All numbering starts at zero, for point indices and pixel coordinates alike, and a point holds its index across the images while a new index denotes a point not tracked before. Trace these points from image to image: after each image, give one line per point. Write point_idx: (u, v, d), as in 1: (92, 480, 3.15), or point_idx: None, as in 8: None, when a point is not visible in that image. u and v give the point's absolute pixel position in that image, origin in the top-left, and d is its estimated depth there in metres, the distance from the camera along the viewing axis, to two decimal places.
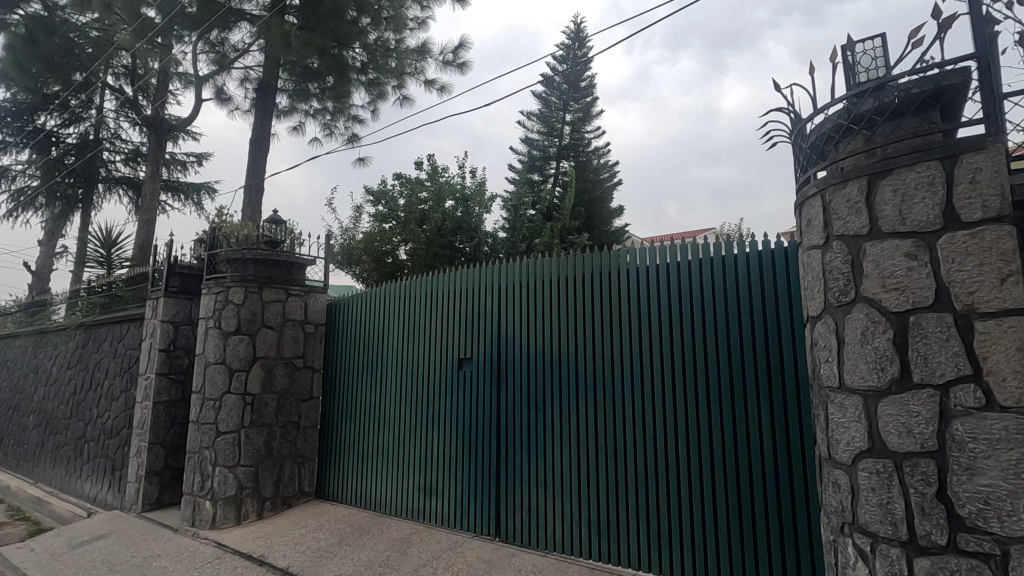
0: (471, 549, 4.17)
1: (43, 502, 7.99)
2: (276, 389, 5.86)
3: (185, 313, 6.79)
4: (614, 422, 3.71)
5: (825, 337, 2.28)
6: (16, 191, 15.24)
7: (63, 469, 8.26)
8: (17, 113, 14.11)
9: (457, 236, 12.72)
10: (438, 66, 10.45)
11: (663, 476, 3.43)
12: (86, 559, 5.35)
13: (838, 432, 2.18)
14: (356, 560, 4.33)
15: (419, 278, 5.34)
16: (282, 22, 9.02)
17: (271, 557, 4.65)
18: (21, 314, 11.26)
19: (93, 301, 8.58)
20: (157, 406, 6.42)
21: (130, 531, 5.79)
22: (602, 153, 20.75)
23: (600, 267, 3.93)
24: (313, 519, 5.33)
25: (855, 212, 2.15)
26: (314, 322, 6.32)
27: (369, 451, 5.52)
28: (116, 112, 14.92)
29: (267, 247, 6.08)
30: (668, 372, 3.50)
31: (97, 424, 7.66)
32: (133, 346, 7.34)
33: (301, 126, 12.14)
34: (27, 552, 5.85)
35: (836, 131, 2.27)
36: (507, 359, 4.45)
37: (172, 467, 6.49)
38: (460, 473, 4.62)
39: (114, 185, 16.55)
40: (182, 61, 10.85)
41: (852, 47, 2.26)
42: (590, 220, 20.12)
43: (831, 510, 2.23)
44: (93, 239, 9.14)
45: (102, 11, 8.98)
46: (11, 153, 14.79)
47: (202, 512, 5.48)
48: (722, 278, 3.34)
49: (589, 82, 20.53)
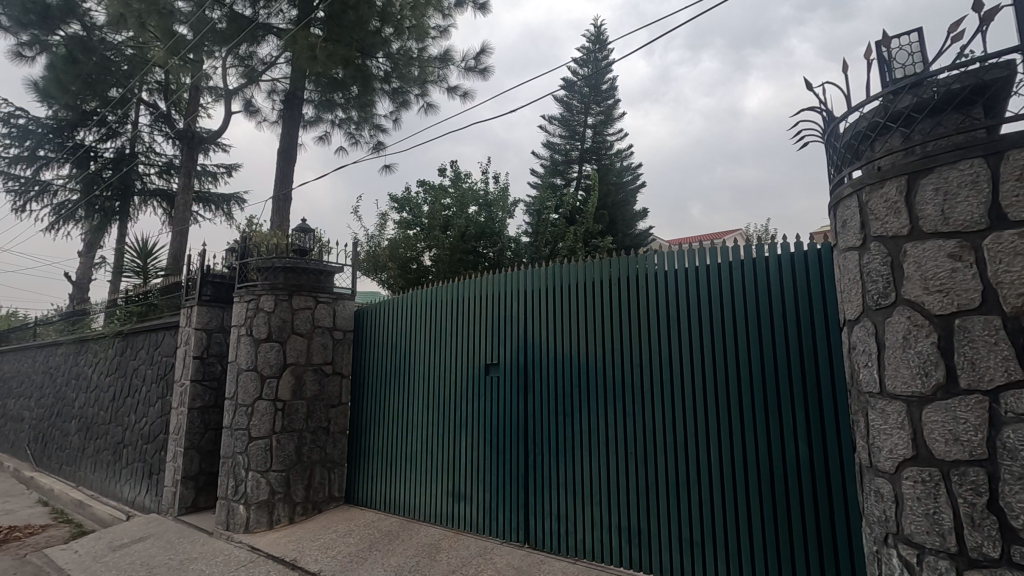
0: (500, 555, 4.17)
1: (84, 505, 8.26)
2: (306, 395, 5.95)
3: (217, 321, 6.96)
4: (642, 426, 3.68)
5: (864, 341, 2.21)
6: (58, 205, 15.86)
7: (102, 472, 8.54)
8: (57, 130, 14.82)
9: (481, 241, 12.81)
10: (460, 73, 10.54)
11: (694, 482, 3.38)
12: (126, 561, 5.50)
13: (880, 440, 2.11)
14: (387, 565, 4.36)
15: (446, 285, 5.37)
16: (308, 35, 9.27)
17: (304, 561, 4.71)
18: (63, 322, 11.71)
19: (130, 310, 8.86)
20: (192, 411, 6.58)
21: (167, 534, 5.93)
22: (625, 155, 20.64)
23: (628, 271, 3.90)
24: (343, 524, 5.39)
25: (894, 212, 2.09)
26: (343, 329, 6.42)
27: (396, 457, 5.56)
28: (150, 126, 15.44)
29: (295, 256, 6.22)
30: (698, 378, 3.44)
31: (135, 429, 7.89)
32: (168, 354, 7.54)
33: (327, 136, 12.42)
34: (71, 553, 6.05)
35: (871, 130, 2.22)
36: (534, 364, 4.44)
37: (206, 471, 6.64)
38: (488, 478, 4.62)
39: (149, 197, 17.11)
40: (212, 75, 11.18)
41: (889, 42, 2.19)
42: (614, 223, 20.00)
43: (873, 520, 2.16)
44: (130, 249, 9.44)
45: (137, 29, 9.25)
46: (52, 168, 15.45)
47: (236, 515, 5.59)
48: (754, 281, 3.28)
49: (610, 84, 20.44)
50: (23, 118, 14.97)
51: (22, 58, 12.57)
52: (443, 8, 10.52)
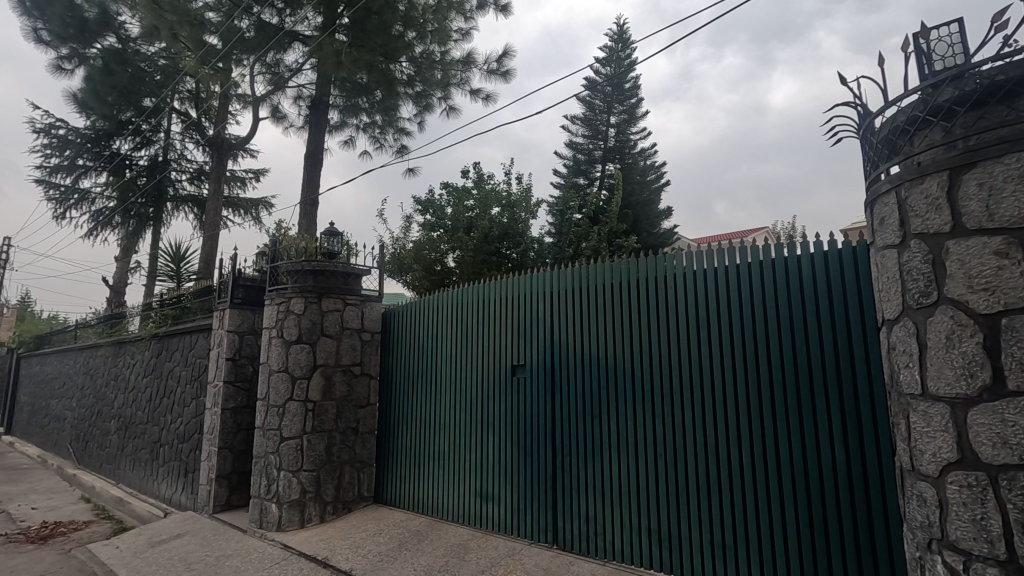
0: (529, 556, 4.18)
1: (124, 502, 8.53)
2: (336, 396, 6.04)
3: (248, 324, 7.12)
4: (672, 427, 3.65)
5: (904, 341, 2.16)
6: (96, 212, 16.42)
7: (141, 470, 8.81)
8: (94, 139, 15.34)
9: (504, 243, 12.85)
10: (482, 75, 10.61)
11: (725, 484, 3.34)
12: (164, 557, 5.65)
13: (922, 443, 2.05)
14: (416, 565, 4.40)
15: (472, 285, 5.40)
16: (333, 41, 9.48)
17: (335, 560, 4.79)
18: (102, 325, 12.12)
19: (165, 313, 9.12)
20: (225, 412, 6.74)
21: (204, 531, 6.09)
22: (648, 154, 20.51)
23: (655, 271, 3.87)
24: (374, 523, 5.47)
25: (934, 209, 2.04)
26: (371, 330, 6.49)
27: (425, 458, 5.61)
28: (182, 135, 15.88)
29: (324, 259, 6.33)
30: (728, 380, 3.41)
31: (171, 429, 8.12)
32: (202, 355, 7.73)
33: (351, 140, 12.62)
34: (112, 549, 6.24)
35: (910, 124, 2.16)
36: (560, 365, 4.43)
37: (239, 471, 6.81)
38: (516, 478, 4.63)
39: (181, 203, 17.59)
40: (241, 83, 11.46)
41: (927, 34, 2.13)
42: (637, 223, 19.83)
43: (916, 525, 2.10)
44: (164, 254, 9.72)
45: (170, 41, 9.57)
46: (91, 177, 16.03)
47: (269, 514, 5.71)
48: (786, 280, 3.22)
49: (633, 83, 20.31)
50: (63, 129, 15.55)
51: (62, 71, 13.08)
52: (464, 10, 10.64)
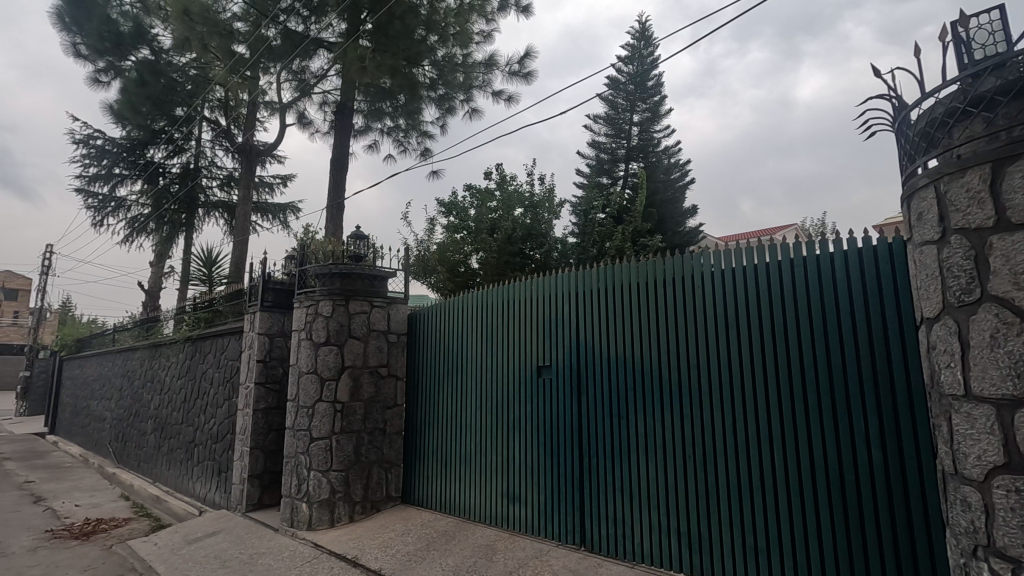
0: (556, 557, 4.16)
1: (161, 500, 8.79)
2: (364, 397, 6.12)
3: (278, 326, 7.26)
4: (700, 428, 3.60)
5: (945, 340, 2.08)
6: (131, 219, 16.96)
7: (176, 470, 9.06)
8: (130, 149, 15.86)
9: (527, 243, 12.85)
10: (505, 77, 10.64)
11: (757, 486, 3.29)
12: (199, 554, 5.80)
13: (966, 445, 1.98)
14: (444, 564, 4.43)
15: (497, 286, 5.41)
16: (358, 47, 9.67)
17: (364, 559, 4.84)
18: (138, 328, 12.51)
19: (198, 316, 9.36)
20: (256, 413, 6.90)
21: (237, 529, 6.23)
22: (672, 152, 20.28)
23: (682, 271, 3.83)
24: (402, 523, 5.52)
25: (976, 203, 1.97)
26: (397, 332, 6.55)
27: (451, 459, 5.64)
28: (212, 143, 16.30)
29: (351, 262, 6.43)
30: (758, 380, 3.35)
31: (205, 429, 8.33)
32: (234, 357, 7.91)
33: (376, 144, 12.78)
34: (151, 545, 6.42)
35: (949, 116, 2.09)
36: (586, 366, 4.42)
37: (271, 470, 6.95)
38: (543, 479, 4.62)
39: (212, 209, 18.05)
40: (268, 91, 11.70)
41: (966, 22, 2.06)
42: (662, 221, 19.62)
43: (960, 530, 2.03)
44: (196, 259, 9.98)
45: (201, 51, 9.84)
46: (127, 185, 16.57)
47: (299, 513, 5.81)
48: (817, 279, 3.15)
49: (656, 81, 20.11)
50: (100, 140, 16.10)
51: (99, 83, 13.57)
52: (486, 13, 10.67)
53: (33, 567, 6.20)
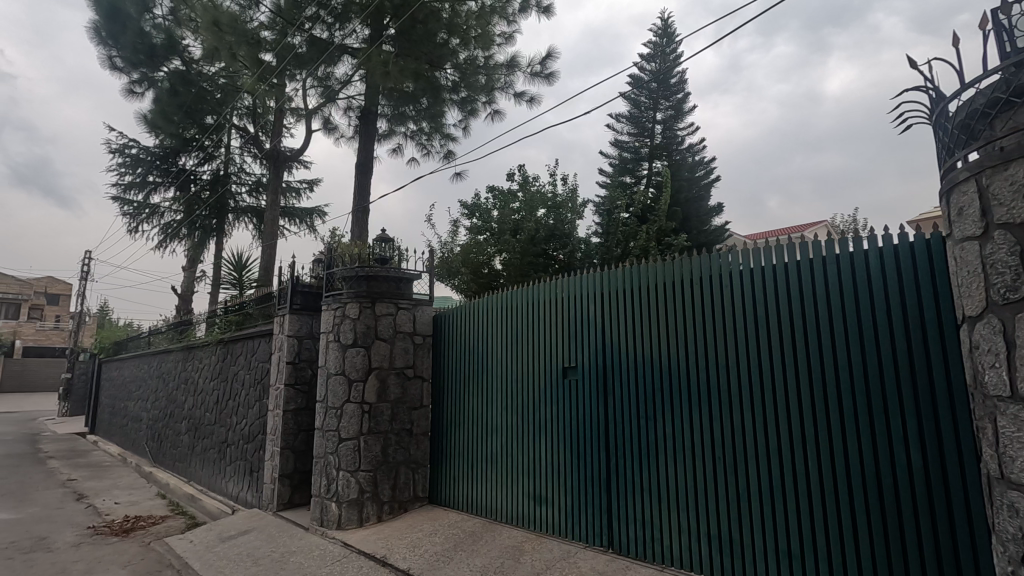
0: (584, 560, 4.14)
1: (195, 499, 9.01)
2: (390, 398, 6.18)
3: (307, 328, 7.39)
4: (729, 430, 3.55)
5: (990, 339, 2.01)
6: (165, 225, 17.47)
7: (210, 469, 9.28)
8: (163, 157, 16.34)
9: (551, 244, 12.86)
10: (527, 78, 10.64)
11: (790, 489, 3.22)
12: (233, 552, 5.93)
13: (1013, 449, 1.90)
14: (472, 565, 4.45)
15: (522, 287, 5.41)
16: (381, 52, 9.81)
17: (393, 559, 4.89)
18: (172, 331, 12.88)
19: (229, 319, 9.59)
20: (286, 413, 7.04)
21: (269, 527, 6.36)
22: (697, 150, 20.03)
23: (710, 270, 3.77)
24: (429, 523, 5.56)
25: (1020, 197, 1.90)
26: (422, 334, 6.60)
27: (477, 460, 5.66)
28: (241, 149, 16.69)
29: (377, 264, 6.51)
30: (790, 381, 3.28)
31: (237, 429, 8.52)
32: (264, 359, 8.08)
33: (399, 148, 12.92)
34: (186, 543, 6.58)
35: (990, 106, 2.02)
36: (612, 367, 4.38)
37: (301, 470, 7.07)
38: (569, 481, 4.60)
39: (241, 214, 18.47)
40: (295, 97, 11.92)
41: (1008, 10, 1.99)
42: (687, 220, 19.41)
43: (1007, 537, 1.95)
44: (227, 263, 10.23)
45: (229, 60, 10.09)
46: (160, 192, 17.08)
47: (329, 513, 5.90)
48: (851, 277, 3.07)
49: (679, 78, 19.87)
50: (135, 149, 16.63)
51: (134, 94, 14.04)
52: (507, 15, 10.68)
53: (76, 562, 6.41)
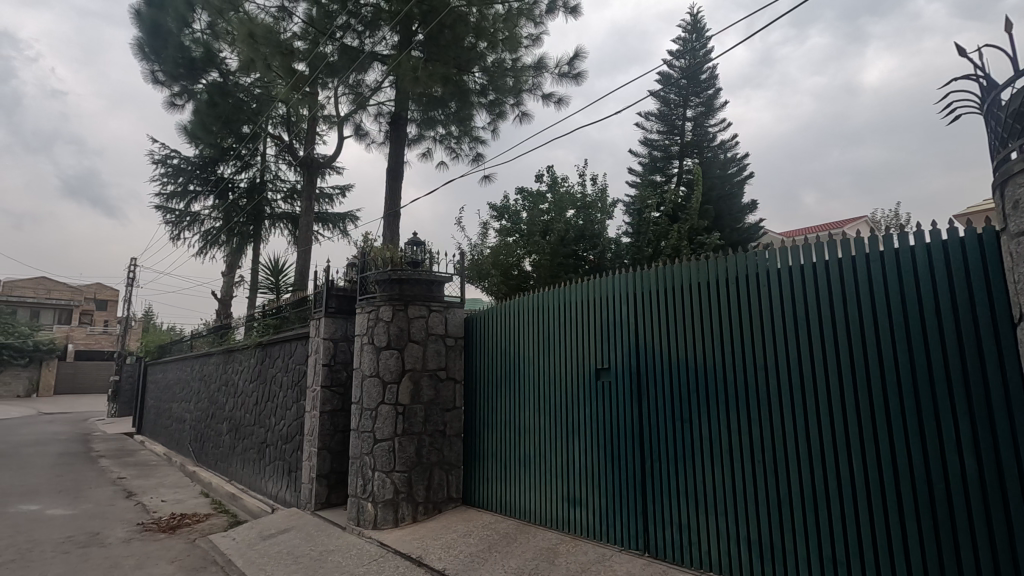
0: (620, 563, 4.10)
1: (236, 498, 9.28)
2: (423, 400, 6.24)
3: (342, 331, 7.53)
4: (770, 433, 3.47)
5: None
6: (205, 233, 18.05)
7: (250, 468, 9.54)
8: (203, 167, 16.92)
9: (581, 244, 12.86)
10: (555, 79, 10.63)
11: (834, 494, 3.14)
12: (274, 550, 6.08)
13: None
14: (507, 566, 4.46)
15: (553, 288, 5.38)
16: (410, 57, 9.98)
17: (428, 559, 4.93)
18: (213, 334, 13.29)
19: (267, 322, 9.85)
20: (323, 415, 7.19)
21: (307, 527, 6.49)
22: (729, 146, 19.65)
23: (746, 269, 3.68)
24: (464, 524, 5.59)
25: None
26: (454, 336, 6.65)
27: (510, 461, 5.67)
28: (276, 157, 17.14)
29: (409, 267, 6.59)
30: (833, 384, 3.19)
31: (275, 430, 8.74)
32: (300, 361, 8.28)
33: (429, 152, 13.06)
34: (229, 541, 6.79)
35: None
36: (646, 369, 4.33)
37: (337, 471, 7.20)
38: (602, 483, 4.58)
39: (277, 220, 18.95)
40: (327, 105, 12.17)
41: None
42: (719, 218, 19.07)
43: None
44: (264, 268, 10.51)
45: (264, 71, 10.39)
46: (200, 201, 17.66)
47: (365, 513, 5.99)
48: (897, 275, 2.96)
49: (710, 73, 19.53)
50: (176, 159, 17.24)
51: (175, 107, 14.59)
52: (534, 16, 10.63)
53: (127, 557, 6.67)
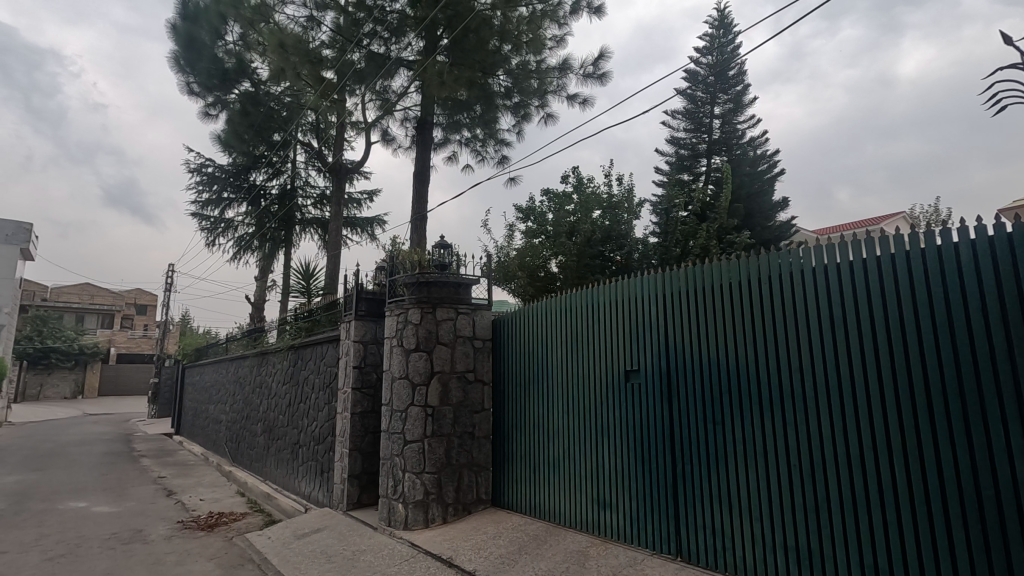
0: (652, 566, 4.06)
1: (271, 498, 9.48)
2: (452, 401, 6.28)
3: (371, 334, 7.63)
4: (807, 436, 3.40)
5: None
6: (239, 239, 18.45)
7: (284, 468, 9.74)
8: (236, 174, 17.40)
9: (607, 245, 12.78)
10: (579, 80, 10.59)
11: (876, 497, 3.08)
12: (308, 549, 6.19)
13: None
14: (538, 568, 4.45)
15: (580, 289, 5.36)
16: (436, 62, 10.09)
17: (459, 560, 4.96)
18: (247, 338, 13.61)
19: (299, 325, 10.05)
20: (354, 416, 7.30)
21: (340, 526, 6.60)
22: (758, 143, 19.27)
23: (780, 268, 3.61)
24: (493, 526, 5.60)
25: None
26: (482, 338, 6.69)
27: (539, 463, 5.66)
28: (306, 164, 17.50)
29: (436, 270, 6.64)
30: (873, 385, 3.12)
31: (308, 431, 8.91)
32: (332, 363, 8.42)
33: (455, 155, 13.15)
34: (265, 540, 6.93)
35: None
36: (676, 369, 4.28)
37: (368, 471, 7.30)
38: (632, 486, 4.54)
39: (308, 225, 19.35)
40: (355, 111, 12.36)
41: None
42: (749, 216, 18.71)
43: None
44: (296, 272, 10.74)
45: (294, 79, 10.64)
46: (234, 207, 18.12)
47: (396, 513, 6.05)
48: (940, 273, 2.90)
49: (738, 70, 19.20)
50: (211, 167, 17.74)
51: (209, 116, 15.02)
52: (559, 18, 10.67)
53: (169, 554, 6.88)
